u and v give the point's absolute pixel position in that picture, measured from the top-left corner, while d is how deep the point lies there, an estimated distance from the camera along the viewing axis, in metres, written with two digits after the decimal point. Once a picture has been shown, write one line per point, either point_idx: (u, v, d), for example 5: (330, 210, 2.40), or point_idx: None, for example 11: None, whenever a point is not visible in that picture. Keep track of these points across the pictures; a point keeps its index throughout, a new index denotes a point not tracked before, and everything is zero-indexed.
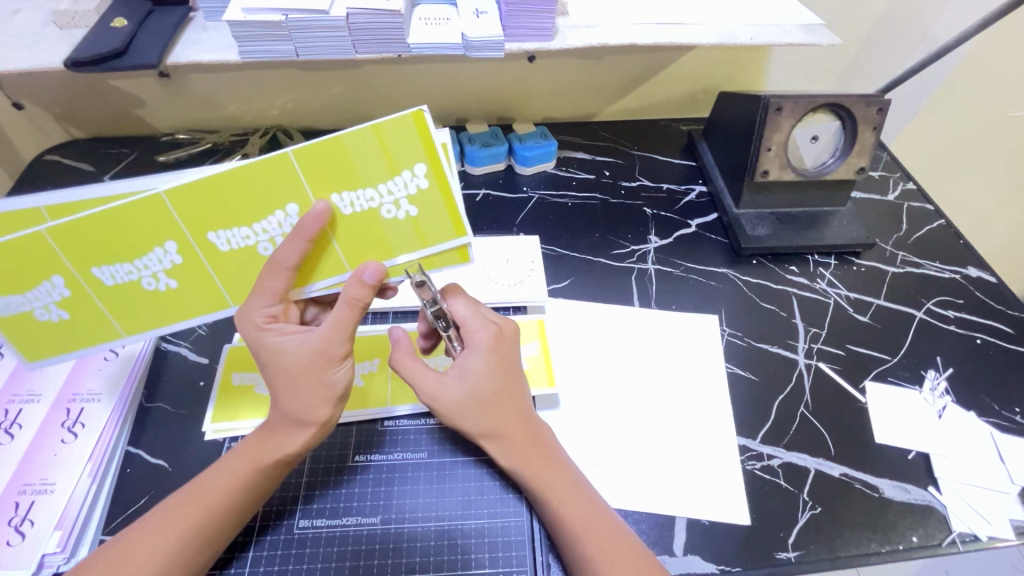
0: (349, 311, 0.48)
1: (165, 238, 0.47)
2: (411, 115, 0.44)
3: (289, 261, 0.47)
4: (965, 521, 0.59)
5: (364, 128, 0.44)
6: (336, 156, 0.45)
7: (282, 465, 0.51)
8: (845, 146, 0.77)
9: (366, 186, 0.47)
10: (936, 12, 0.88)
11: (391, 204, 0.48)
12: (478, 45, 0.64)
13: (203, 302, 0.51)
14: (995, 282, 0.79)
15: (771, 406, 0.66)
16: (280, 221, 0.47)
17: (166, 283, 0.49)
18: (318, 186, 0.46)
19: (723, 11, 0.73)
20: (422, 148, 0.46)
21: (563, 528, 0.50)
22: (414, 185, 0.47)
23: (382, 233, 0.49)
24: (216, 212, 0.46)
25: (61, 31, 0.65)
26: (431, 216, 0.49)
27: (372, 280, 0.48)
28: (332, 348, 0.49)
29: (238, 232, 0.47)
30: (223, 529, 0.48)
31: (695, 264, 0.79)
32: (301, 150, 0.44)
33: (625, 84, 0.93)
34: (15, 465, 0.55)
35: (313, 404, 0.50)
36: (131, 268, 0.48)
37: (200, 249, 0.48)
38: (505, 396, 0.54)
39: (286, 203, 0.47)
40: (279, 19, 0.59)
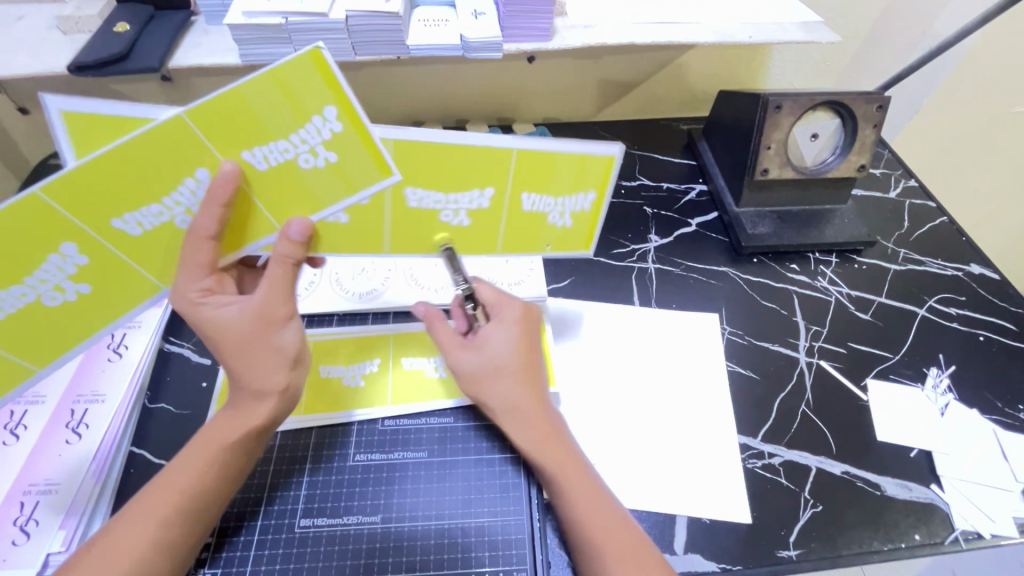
0: (282, 267, 0.49)
1: (60, 241, 0.45)
2: (308, 53, 0.41)
3: (208, 228, 0.46)
4: (969, 519, 0.58)
5: (260, 75, 0.41)
6: (236, 111, 0.43)
7: (253, 438, 0.50)
8: (845, 145, 0.77)
9: (278, 138, 0.45)
10: (937, 7, 0.88)
11: (308, 152, 0.47)
12: (477, 46, 0.64)
13: (130, 297, 0.52)
14: (997, 279, 0.78)
15: (772, 404, 0.66)
16: (190, 189, 0.46)
17: (75, 290, 0.49)
18: (222, 143, 0.44)
19: (721, 10, 0.74)
20: (327, 88, 0.43)
21: (571, 521, 0.50)
22: (328, 130, 0.46)
23: (306, 184, 0.49)
24: (113, 197, 0.44)
25: (65, 35, 0.66)
26: (353, 162, 0.48)
27: (299, 236, 0.49)
28: (272, 309, 0.49)
29: (148, 209, 0.46)
30: (201, 509, 0.48)
31: (696, 263, 0.79)
32: (194, 108, 0.42)
33: (625, 83, 0.93)
34: (20, 466, 0.56)
35: (262, 370, 0.49)
36: (25, 288, 0.47)
37: (104, 239, 0.47)
38: (525, 371, 0.54)
39: (195, 169, 0.45)
40: (279, 22, 0.59)
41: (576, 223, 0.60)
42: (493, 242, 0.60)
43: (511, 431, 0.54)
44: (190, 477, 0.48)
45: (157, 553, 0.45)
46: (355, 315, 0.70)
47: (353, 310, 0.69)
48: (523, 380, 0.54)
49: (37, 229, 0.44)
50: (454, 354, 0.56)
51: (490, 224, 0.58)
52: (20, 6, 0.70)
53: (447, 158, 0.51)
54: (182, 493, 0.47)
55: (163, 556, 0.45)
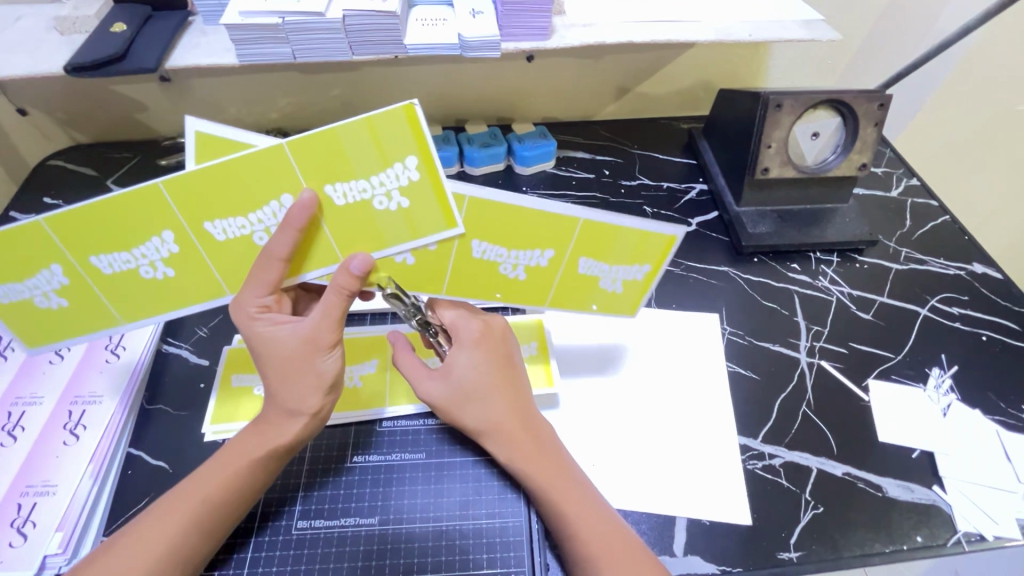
0: (336, 298, 0.48)
1: (163, 227, 0.47)
2: (401, 108, 0.43)
3: (279, 251, 0.47)
4: (971, 521, 0.58)
5: (357, 121, 0.43)
6: (331, 149, 0.44)
7: (278, 456, 0.51)
8: (846, 143, 0.76)
9: (358, 178, 0.46)
10: (939, 5, 0.87)
11: (384, 195, 0.47)
12: (476, 45, 0.64)
13: (202, 290, 0.52)
14: (1000, 278, 0.78)
15: (773, 405, 0.65)
16: (273, 211, 0.47)
17: (164, 272, 0.50)
18: (312, 177, 0.45)
19: (721, 8, 0.73)
20: (412, 140, 0.45)
21: (565, 526, 0.50)
22: (405, 177, 0.47)
23: (375, 225, 0.49)
24: (212, 205, 0.46)
25: (62, 36, 0.66)
26: (423, 208, 0.49)
27: (359, 271, 0.47)
28: (321, 336, 0.49)
29: (234, 222, 0.47)
30: (221, 521, 0.48)
31: (696, 263, 0.79)
32: (295, 141, 0.43)
33: (624, 82, 0.93)
34: (17, 468, 0.55)
35: (302, 394, 0.51)
36: (129, 257, 0.49)
37: (195, 238, 0.48)
38: (500, 392, 0.54)
39: (282, 194, 0.46)
40: (276, 22, 0.59)
41: (624, 292, 0.61)
42: (543, 296, 0.60)
43: (493, 450, 0.54)
44: (219, 486, 0.49)
45: (172, 560, 0.45)
46: (354, 316, 0.69)
47: (351, 311, 0.69)
48: (498, 400, 0.54)
49: (143, 211, 0.46)
50: (421, 383, 0.56)
51: (545, 283, 0.59)
52: (18, 7, 0.70)
53: (513, 223, 0.53)
54: (206, 502, 0.48)
55: (176, 565, 0.45)
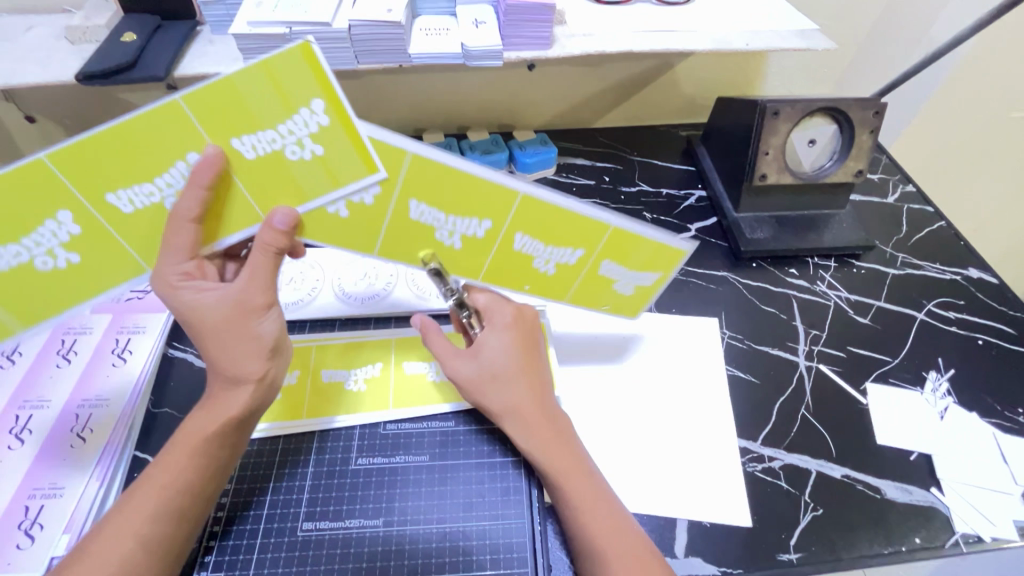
0: (264, 255, 0.48)
1: (58, 208, 0.44)
2: (297, 46, 0.40)
3: (190, 212, 0.45)
4: (969, 522, 0.58)
5: (249, 66, 0.40)
6: (226, 99, 0.42)
7: (230, 428, 0.49)
8: (843, 150, 0.78)
9: (265, 127, 0.44)
10: (932, 15, 0.89)
11: (295, 143, 0.45)
12: (478, 54, 0.65)
13: (118, 272, 0.49)
14: (996, 283, 0.79)
15: (772, 408, 0.66)
16: (181, 172, 0.45)
17: (65, 259, 0.47)
18: (214, 129, 0.43)
19: (719, 18, 0.75)
20: (315, 82, 0.42)
21: (573, 522, 0.50)
22: (315, 124, 0.44)
23: (294, 178, 0.47)
24: (114, 173, 0.43)
25: (72, 45, 0.67)
26: (341, 155, 0.46)
27: (284, 225, 0.47)
28: (252, 297, 0.48)
29: (138, 189, 0.45)
30: (188, 506, 0.46)
31: (696, 268, 0.80)
32: (189, 93, 0.41)
33: (624, 91, 0.94)
34: (25, 471, 0.56)
35: (240, 359, 0.48)
36: (20, 249, 0.45)
37: (99, 214, 0.45)
38: (525, 378, 0.55)
39: (186, 152, 0.44)
40: (283, 32, 0.60)
41: (637, 296, 0.67)
42: (564, 293, 0.64)
43: (512, 432, 0.54)
44: (179, 470, 0.46)
45: (142, 549, 0.44)
46: (358, 320, 0.70)
47: (355, 315, 0.70)
48: (524, 383, 0.55)
49: (38, 195, 0.43)
50: (454, 361, 0.57)
51: (569, 279, 0.62)
52: (30, 17, 0.72)
53: (550, 219, 0.55)
54: (166, 489, 0.46)
55: (147, 553, 0.44)
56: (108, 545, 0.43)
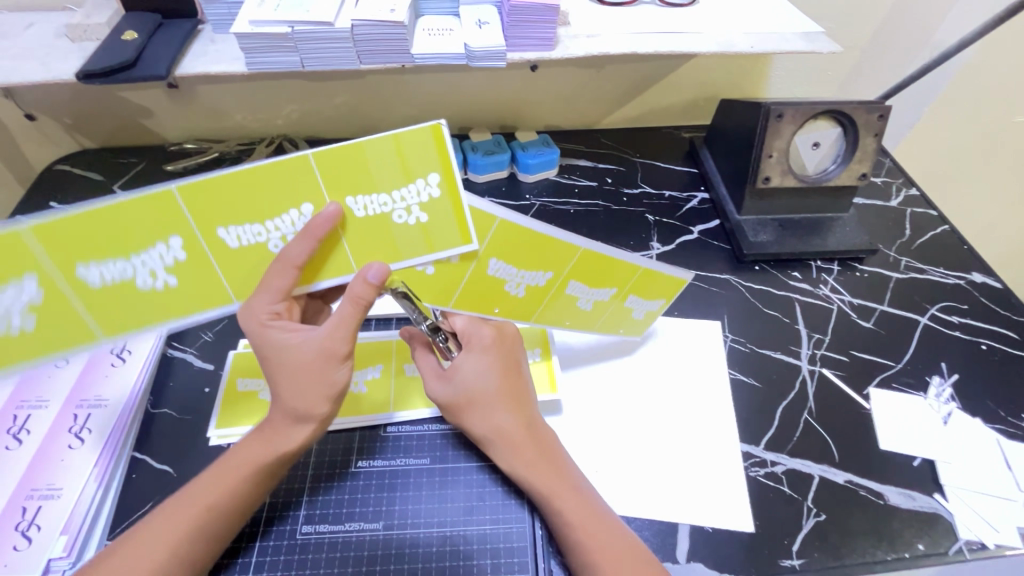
0: (353, 309, 0.49)
1: (170, 233, 0.46)
2: (429, 128, 0.47)
3: (296, 258, 0.48)
4: (973, 529, 0.58)
5: (385, 137, 0.46)
6: (353, 162, 0.46)
7: (281, 463, 0.51)
8: (847, 153, 0.77)
9: (380, 191, 0.48)
10: (937, 17, 0.88)
11: (405, 208, 0.49)
12: (480, 55, 0.64)
13: (202, 299, 0.51)
14: (999, 288, 0.79)
15: (774, 412, 0.66)
16: (292, 220, 0.48)
17: (164, 281, 0.48)
18: (336, 190, 0.47)
19: (723, 19, 0.74)
20: (438, 161, 0.48)
21: (568, 534, 0.50)
22: (426, 195, 0.49)
23: (392, 238, 0.51)
24: (229, 208, 0.46)
25: (73, 44, 0.67)
26: (441, 223, 0.51)
27: (376, 280, 0.48)
28: (336, 346, 0.50)
29: (252, 229, 0.48)
30: (228, 526, 0.48)
31: (698, 270, 0.79)
32: (324, 152, 0.45)
33: (627, 93, 0.94)
34: (22, 472, 0.56)
35: (309, 401, 0.50)
36: (126, 265, 0.46)
37: (207, 244, 0.48)
38: (506, 401, 0.54)
39: (303, 203, 0.48)
40: (284, 31, 0.60)
41: (598, 313, 0.66)
42: (595, 324, 0.67)
43: (496, 455, 0.55)
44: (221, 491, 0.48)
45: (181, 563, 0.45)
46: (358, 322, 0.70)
47: None
48: (502, 405, 0.54)
49: (156, 216, 0.45)
50: (431, 388, 0.57)
51: (538, 301, 0.62)
52: (30, 14, 0.71)
53: (523, 244, 0.56)
54: (209, 511, 0.47)
55: (187, 568, 0.46)
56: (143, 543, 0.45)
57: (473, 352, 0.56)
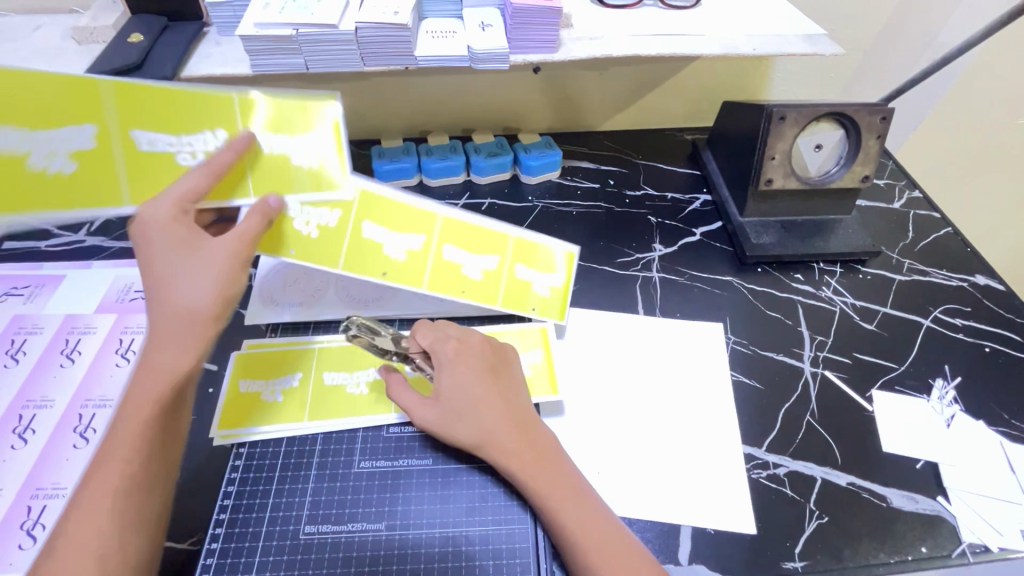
0: (257, 220, 0.53)
1: (86, 122, 0.50)
2: (328, 96, 0.55)
3: (222, 160, 0.51)
4: (976, 532, 0.58)
5: (264, 97, 0.53)
6: (270, 112, 0.53)
7: (178, 393, 0.48)
8: (849, 155, 0.77)
9: (286, 133, 0.54)
10: (941, 19, 0.88)
11: (304, 155, 0.55)
12: (483, 57, 0.65)
13: (94, 193, 0.52)
14: (1003, 290, 0.78)
15: (777, 415, 0.65)
16: (207, 140, 0.53)
17: (61, 167, 0.51)
18: (247, 121, 0.53)
19: (726, 21, 0.75)
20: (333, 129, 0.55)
21: (570, 538, 0.50)
22: (320, 153, 0.56)
23: (290, 176, 0.56)
24: (151, 116, 0.51)
25: (80, 46, 0.67)
26: (331, 171, 0.57)
27: (276, 204, 0.54)
28: (234, 247, 0.51)
29: (165, 139, 0.52)
30: (157, 476, 0.47)
31: (701, 273, 0.79)
32: (247, 96, 0.53)
33: (630, 95, 0.94)
34: (28, 471, 0.56)
35: (195, 301, 0.48)
36: (24, 141, 0.49)
37: (116, 142, 0.52)
38: (487, 402, 0.55)
39: (218, 128, 0.53)
40: (290, 33, 0.60)
41: (551, 299, 0.71)
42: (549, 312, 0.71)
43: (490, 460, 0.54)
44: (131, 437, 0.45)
45: (126, 525, 0.44)
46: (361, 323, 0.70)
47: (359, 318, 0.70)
48: (487, 413, 0.55)
49: (75, 93, 0.49)
50: (410, 408, 0.58)
51: (494, 290, 0.69)
52: (38, 17, 0.72)
53: (468, 231, 0.67)
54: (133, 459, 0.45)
55: (131, 521, 0.44)
56: (80, 533, 0.42)
57: (443, 366, 0.57)
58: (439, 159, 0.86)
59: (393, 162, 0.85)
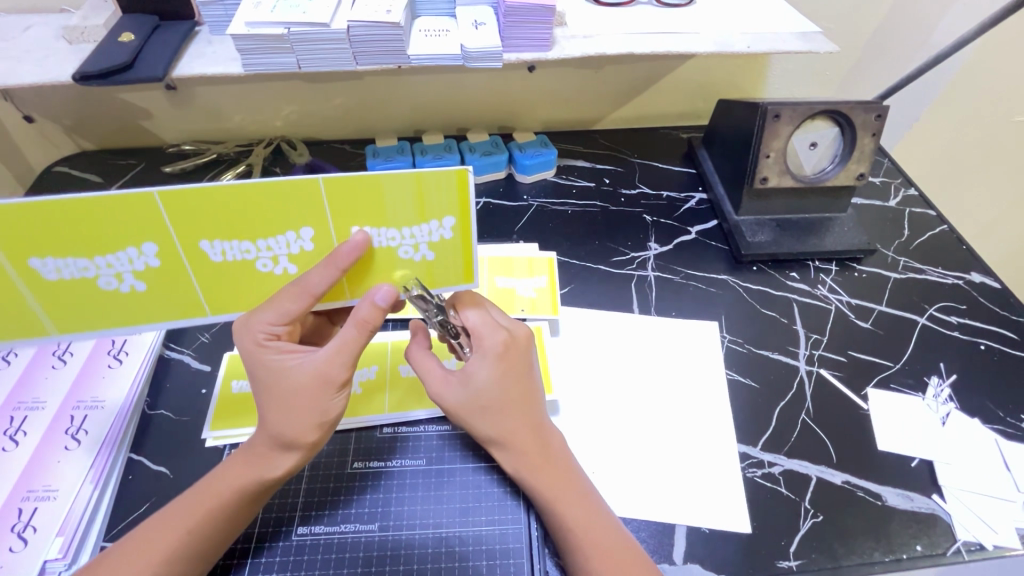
0: (356, 332, 0.49)
1: (145, 240, 0.46)
2: (455, 173, 0.46)
3: (315, 288, 0.48)
4: (971, 530, 0.58)
5: (407, 176, 0.45)
6: (367, 193, 0.46)
7: (263, 490, 0.50)
8: (844, 153, 0.77)
9: (391, 226, 0.48)
10: (935, 16, 0.88)
11: (412, 246, 0.50)
12: (477, 56, 0.65)
13: (177, 307, 0.51)
14: (998, 287, 0.78)
15: (772, 414, 0.65)
16: (291, 240, 0.48)
17: (130, 285, 0.49)
18: (344, 220, 0.48)
19: (720, 19, 0.74)
20: (456, 204, 0.48)
21: (570, 539, 0.50)
22: (438, 235, 0.49)
23: (395, 268, 0.51)
24: (220, 224, 0.46)
25: (70, 45, 0.67)
26: (445, 264, 0.51)
27: (384, 302, 0.50)
28: (334, 374, 0.49)
29: (237, 246, 0.48)
30: (209, 545, 0.48)
31: (696, 271, 0.79)
32: (337, 181, 0.45)
33: (625, 94, 0.94)
34: (19, 473, 0.56)
35: (296, 427, 0.49)
36: (89, 265, 0.47)
37: (182, 254, 0.47)
38: (512, 404, 0.53)
39: (303, 225, 0.48)
40: (281, 32, 0.60)
41: (541, 299, 0.73)
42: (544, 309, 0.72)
43: (502, 459, 0.54)
44: (202, 514, 0.48)
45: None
46: None
47: None
48: (516, 415, 0.53)
49: (136, 213, 0.45)
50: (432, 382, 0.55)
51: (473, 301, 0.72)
52: (29, 17, 0.72)
53: None
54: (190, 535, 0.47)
55: None
56: None
57: (487, 360, 0.53)
58: (433, 158, 0.85)
59: (388, 161, 0.84)
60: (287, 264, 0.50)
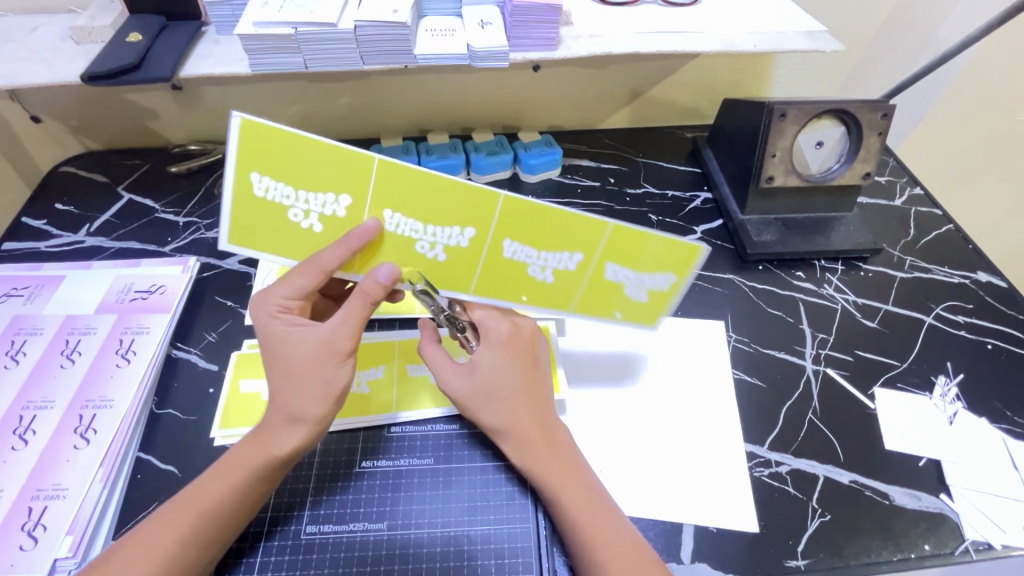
0: (359, 302, 0.50)
1: (470, 224, 0.52)
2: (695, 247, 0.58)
3: (327, 264, 0.49)
4: (979, 530, 0.57)
5: (670, 240, 0.57)
6: (635, 240, 0.56)
7: (273, 466, 0.50)
8: (850, 152, 0.77)
9: (633, 268, 0.59)
10: (941, 13, 0.88)
11: (634, 287, 0.60)
12: (484, 55, 0.64)
13: (449, 284, 0.55)
14: (1005, 287, 0.78)
15: (778, 413, 0.65)
16: (562, 260, 0.56)
17: (435, 254, 0.53)
18: (607, 254, 0.57)
19: (726, 18, 0.74)
20: (681, 267, 0.60)
21: (575, 532, 0.50)
22: (657, 283, 0.60)
23: (614, 301, 0.61)
24: (525, 232, 0.53)
25: (78, 46, 0.67)
26: (644, 309, 0.62)
27: (386, 280, 0.50)
28: (339, 342, 0.51)
29: (528, 251, 0.55)
30: (219, 533, 0.48)
31: (702, 271, 0.79)
32: (618, 227, 0.55)
33: (630, 92, 0.94)
34: (28, 472, 0.56)
35: (305, 398, 0.50)
36: (419, 230, 0.51)
37: (487, 245, 0.53)
38: (519, 389, 0.54)
39: (574, 250, 0.56)
40: (288, 32, 0.60)
41: None
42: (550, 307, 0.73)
43: (508, 450, 0.54)
44: (217, 495, 0.48)
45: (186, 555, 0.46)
46: None
47: None
48: (522, 400, 0.54)
49: (474, 203, 0.51)
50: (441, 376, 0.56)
51: None
52: (34, 17, 0.72)
53: None
54: (203, 515, 0.47)
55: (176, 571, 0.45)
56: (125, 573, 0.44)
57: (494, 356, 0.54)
58: (438, 158, 0.85)
59: None
60: (548, 276, 0.57)
